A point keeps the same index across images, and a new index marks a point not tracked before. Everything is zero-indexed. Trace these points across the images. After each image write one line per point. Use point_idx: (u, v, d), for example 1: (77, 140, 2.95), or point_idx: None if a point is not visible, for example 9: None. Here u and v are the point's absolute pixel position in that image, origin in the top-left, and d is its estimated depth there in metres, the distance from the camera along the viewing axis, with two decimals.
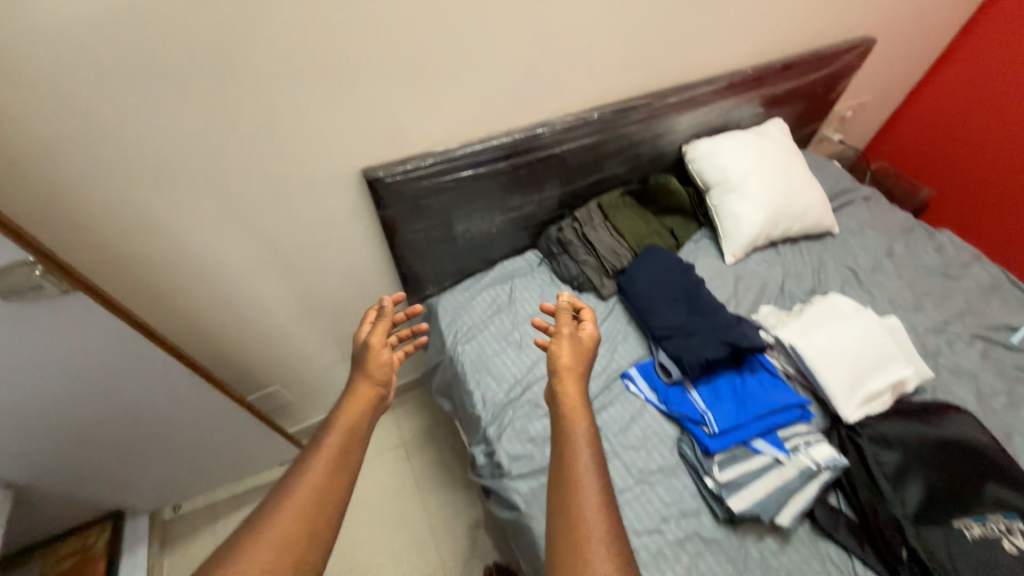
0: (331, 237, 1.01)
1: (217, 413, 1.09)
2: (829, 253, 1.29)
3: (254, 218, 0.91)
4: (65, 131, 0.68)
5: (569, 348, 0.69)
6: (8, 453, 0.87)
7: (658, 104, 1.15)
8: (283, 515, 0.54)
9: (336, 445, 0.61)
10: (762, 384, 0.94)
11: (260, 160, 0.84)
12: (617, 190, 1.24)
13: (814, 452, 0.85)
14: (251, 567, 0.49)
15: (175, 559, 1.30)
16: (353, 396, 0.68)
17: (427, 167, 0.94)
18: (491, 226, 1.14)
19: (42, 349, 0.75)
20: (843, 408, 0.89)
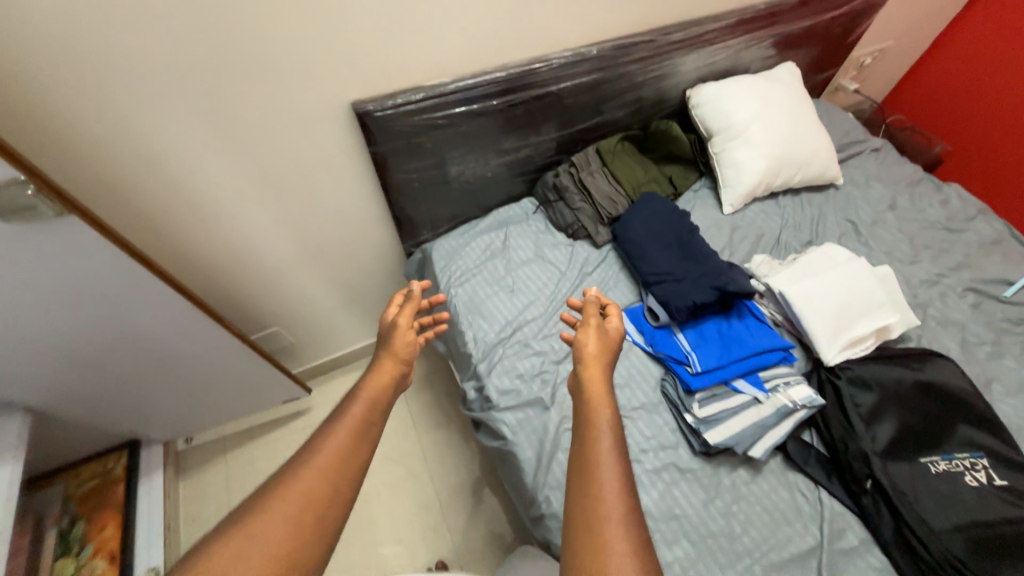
0: (324, 175, 1.01)
1: (220, 349, 1.13)
2: (830, 204, 1.27)
3: (246, 151, 0.91)
4: (49, 50, 0.67)
5: (596, 338, 0.70)
6: (24, 377, 0.92)
7: (661, 42, 1.11)
8: (308, 472, 0.56)
9: (359, 415, 0.64)
10: (748, 329, 0.96)
11: (247, 87, 0.82)
12: (617, 136, 1.21)
13: (792, 393, 0.87)
14: (276, 517, 0.51)
15: (189, 485, 1.39)
16: (378, 372, 0.71)
17: (417, 102, 0.92)
18: (486, 170, 1.13)
19: (45, 275, 0.77)
20: (824, 351, 0.91)
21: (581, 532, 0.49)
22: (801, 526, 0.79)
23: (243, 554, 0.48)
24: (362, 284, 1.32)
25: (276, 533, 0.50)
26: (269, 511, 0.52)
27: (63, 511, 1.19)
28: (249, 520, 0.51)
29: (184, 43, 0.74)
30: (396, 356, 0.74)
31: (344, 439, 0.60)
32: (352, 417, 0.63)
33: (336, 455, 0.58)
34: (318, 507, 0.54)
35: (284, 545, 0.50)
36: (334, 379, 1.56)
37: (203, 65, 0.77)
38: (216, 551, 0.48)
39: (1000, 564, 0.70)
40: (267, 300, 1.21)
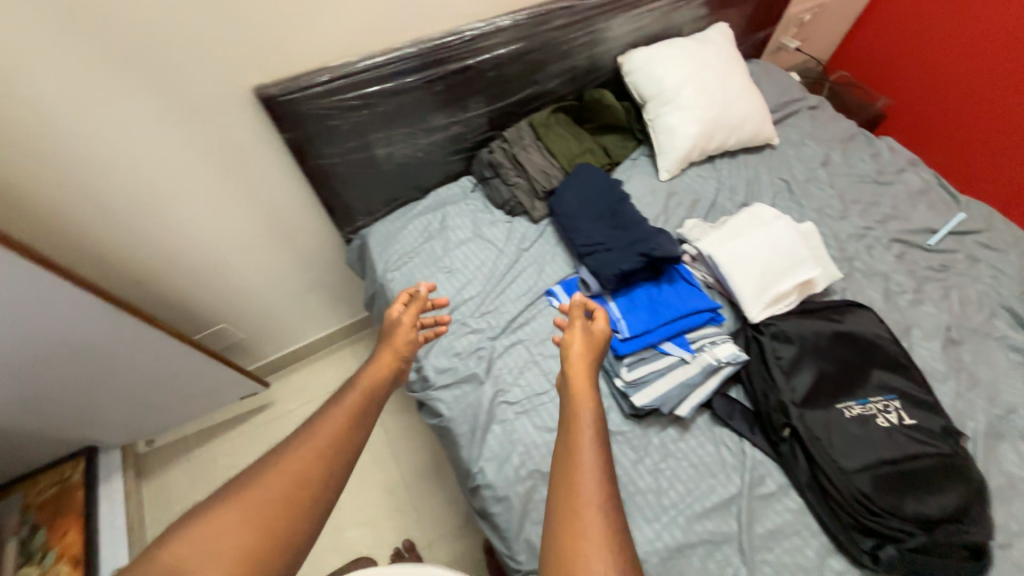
0: (244, 165, 0.98)
1: (159, 349, 1.11)
2: (765, 165, 1.28)
3: (151, 143, 0.87)
4: None
5: (580, 341, 0.72)
6: None
7: (582, 7, 1.10)
8: (305, 448, 0.59)
9: (358, 399, 0.68)
10: (677, 292, 0.98)
11: (141, 73, 0.79)
12: (550, 108, 1.20)
13: (718, 351, 0.90)
14: (272, 486, 0.54)
15: (153, 485, 1.40)
16: (380, 363, 0.75)
17: (326, 83, 0.90)
18: (416, 150, 1.11)
19: None
20: (749, 309, 0.94)
21: (561, 523, 0.51)
22: (724, 476, 0.83)
23: (233, 523, 0.51)
24: (308, 275, 1.31)
25: (266, 505, 0.53)
26: (263, 483, 0.55)
27: (22, 520, 1.20)
28: (244, 492, 0.54)
29: (64, 31, 0.71)
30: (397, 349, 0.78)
31: (341, 421, 0.63)
32: (352, 401, 0.67)
33: (331, 436, 0.61)
34: (307, 482, 0.56)
35: (269, 519, 0.52)
36: (295, 371, 1.56)
37: (90, 54, 0.74)
38: (210, 518, 0.51)
39: (902, 496, 0.74)
40: (207, 298, 1.18)
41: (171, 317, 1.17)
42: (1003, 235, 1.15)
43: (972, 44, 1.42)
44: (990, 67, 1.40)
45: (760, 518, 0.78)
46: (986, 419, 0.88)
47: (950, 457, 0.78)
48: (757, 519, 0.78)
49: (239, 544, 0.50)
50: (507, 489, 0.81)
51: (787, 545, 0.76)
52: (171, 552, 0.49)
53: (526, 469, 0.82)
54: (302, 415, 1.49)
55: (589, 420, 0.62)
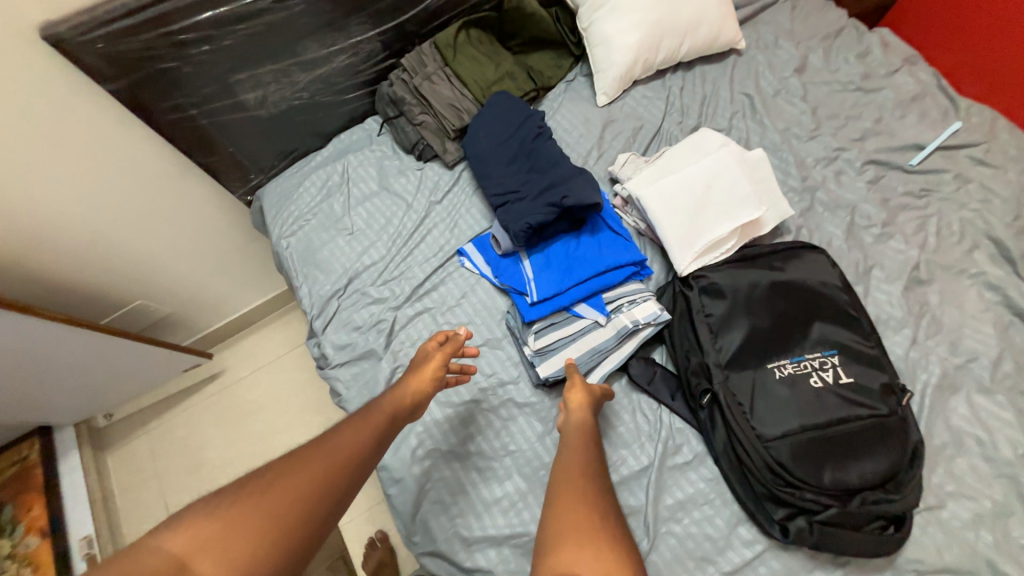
0: (60, 127, 0.82)
1: (50, 339, 1.02)
2: (727, 76, 1.07)
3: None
4: None
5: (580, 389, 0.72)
6: None
7: None
8: (321, 457, 0.53)
9: (377, 425, 0.60)
10: (598, 245, 0.85)
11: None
12: (459, 22, 0.99)
13: (637, 312, 0.80)
14: (287, 487, 0.49)
15: (116, 457, 1.42)
16: (400, 391, 0.66)
17: (134, 14, 0.73)
18: (297, 91, 0.94)
19: None
20: (676, 260, 0.83)
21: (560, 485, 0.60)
22: (638, 447, 0.76)
23: (234, 530, 0.45)
24: (217, 240, 1.20)
25: (276, 513, 0.47)
26: (276, 487, 0.49)
27: None
28: (251, 495, 0.48)
29: None
30: (418, 386, 0.67)
31: (361, 442, 0.57)
32: (368, 427, 0.59)
33: (350, 455, 0.55)
34: (320, 496, 0.50)
35: (268, 533, 0.46)
36: (242, 340, 1.51)
37: None
38: (215, 514, 0.46)
39: (822, 464, 0.67)
40: (98, 278, 1.07)
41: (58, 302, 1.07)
42: (1005, 148, 0.96)
43: None
44: None
45: (670, 489, 0.73)
46: (942, 371, 0.78)
47: (885, 417, 0.70)
48: (666, 490, 0.73)
49: (243, 553, 0.44)
50: (402, 471, 0.76)
51: (696, 515, 0.71)
52: (172, 544, 0.44)
53: (424, 449, 0.77)
54: (253, 382, 1.46)
55: (586, 448, 0.65)
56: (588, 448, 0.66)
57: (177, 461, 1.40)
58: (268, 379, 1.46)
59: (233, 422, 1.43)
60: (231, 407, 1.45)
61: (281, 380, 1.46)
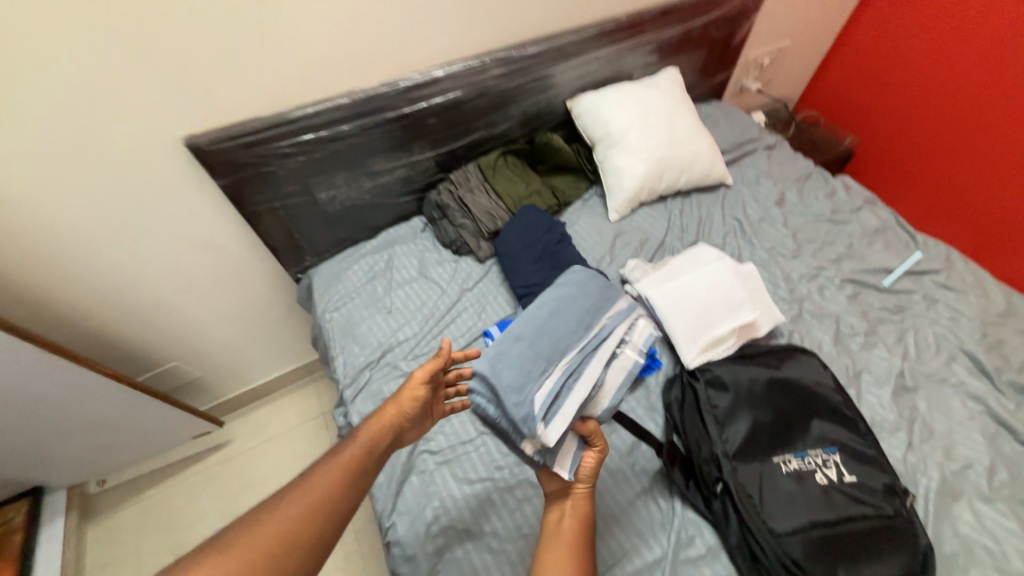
0: (160, 210, 0.97)
1: (84, 390, 1.07)
2: (719, 204, 1.28)
3: (57, 185, 0.84)
4: None
5: (594, 464, 0.74)
6: None
7: (518, 57, 1.11)
8: (292, 500, 0.55)
9: (352, 458, 0.62)
10: (558, 294, 0.86)
11: (44, 118, 0.77)
12: (498, 150, 1.23)
13: (625, 349, 0.84)
14: (262, 536, 0.51)
15: (100, 527, 1.36)
16: (381, 415, 0.69)
17: (255, 132, 0.92)
18: (361, 193, 1.13)
19: None
20: (629, 304, 0.89)
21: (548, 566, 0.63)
22: (650, 536, 0.77)
23: None
24: (259, 309, 1.30)
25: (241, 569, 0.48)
26: (247, 539, 0.50)
27: None
28: (217, 552, 0.49)
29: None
30: (400, 404, 0.70)
31: (334, 480, 0.58)
32: (344, 460, 0.61)
33: (322, 496, 0.56)
34: (290, 545, 0.51)
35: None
36: (255, 410, 1.54)
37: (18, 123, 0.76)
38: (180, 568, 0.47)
39: (837, 564, 0.68)
40: (146, 336, 1.17)
41: (93, 354, 1.13)
42: (962, 276, 1.11)
43: (940, 128, 1.48)
44: (969, 144, 1.42)
45: None
46: (940, 475, 0.81)
47: (891, 518, 0.73)
48: None
49: None
50: (416, 548, 0.76)
51: None
52: None
53: (439, 525, 0.78)
54: (258, 455, 1.46)
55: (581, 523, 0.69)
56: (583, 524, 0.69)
57: (162, 537, 1.33)
58: (275, 452, 1.46)
59: (230, 496, 1.39)
60: (230, 480, 1.42)
61: (288, 453, 1.45)
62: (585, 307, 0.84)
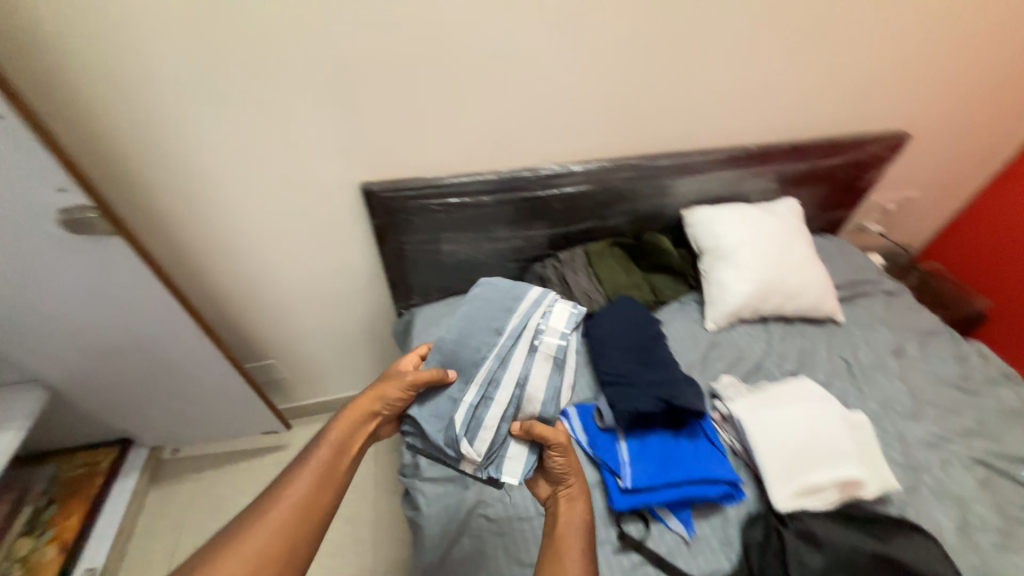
0: (318, 233, 1.14)
1: (205, 368, 1.20)
2: (826, 339, 1.22)
3: (258, 198, 1.04)
4: (142, 138, 0.89)
5: (568, 454, 0.79)
6: (59, 364, 1.07)
7: (647, 165, 1.21)
8: (267, 518, 0.66)
9: (322, 464, 0.72)
10: (467, 316, 0.92)
11: (271, 148, 0.97)
12: (607, 241, 1.30)
13: (546, 334, 0.88)
14: (243, 553, 0.62)
15: (160, 493, 1.46)
16: (352, 412, 0.79)
17: (414, 188, 1.08)
18: (477, 253, 1.25)
19: (86, 291, 0.93)
20: (539, 295, 0.93)
21: (550, 548, 0.71)
22: None
23: None
24: (357, 332, 1.42)
25: None
26: (228, 557, 0.61)
27: (44, 490, 1.28)
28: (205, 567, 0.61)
29: (241, 132, 0.93)
30: (370, 404, 0.80)
31: (303, 492, 0.69)
32: (314, 467, 0.72)
33: (291, 512, 0.67)
34: (263, 561, 0.62)
35: None
36: (318, 422, 1.62)
37: (252, 148, 0.96)
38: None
39: None
40: (262, 331, 1.32)
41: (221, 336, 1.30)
42: None
43: None
44: None
45: None
46: None
47: None
48: None
49: None
50: None
51: None
52: None
53: None
54: None
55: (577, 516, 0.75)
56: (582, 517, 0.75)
57: (207, 521, 1.40)
58: None
59: None
60: None
61: None
62: (498, 314, 0.91)
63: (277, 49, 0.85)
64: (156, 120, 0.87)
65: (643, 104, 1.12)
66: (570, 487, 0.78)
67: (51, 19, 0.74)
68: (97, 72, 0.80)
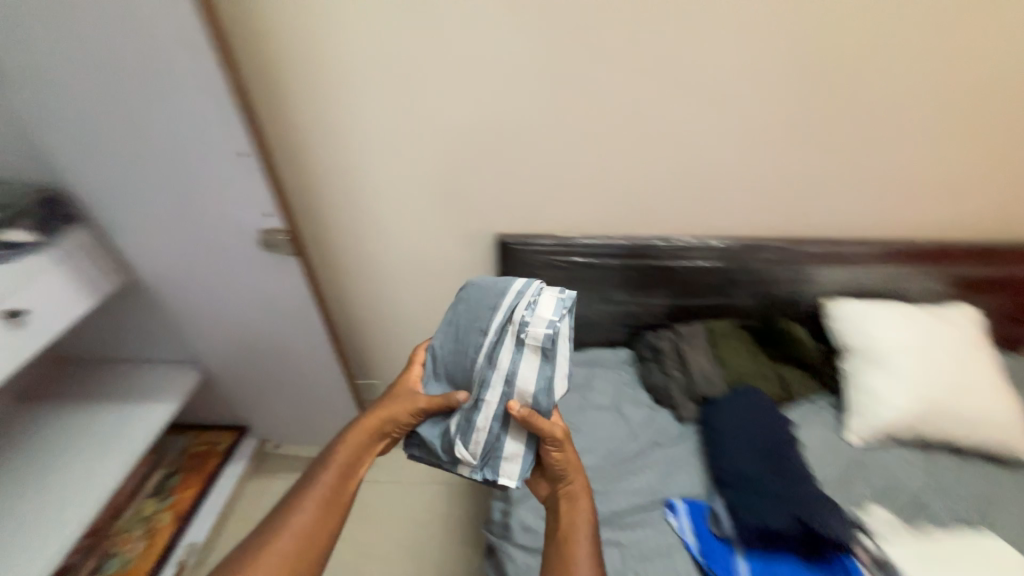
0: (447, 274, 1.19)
1: (325, 379, 1.30)
2: (1016, 487, 0.98)
3: (404, 238, 1.12)
4: (329, 178, 1.01)
5: (567, 450, 0.77)
6: (216, 354, 1.23)
7: (792, 250, 1.13)
8: (276, 544, 0.69)
9: (328, 491, 0.74)
10: (452, 315, 0.81)
11: (428, 197, 1.05)
12: (732, 321, 1.21)
13: (531, 327, 0.72)
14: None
15: (257, 483, 1.58)
16: (357, 435, 0.78)
17: (546, 244, 1.11)
18: (591, 312, 1.22)
19: (257, 296, 1.08)
20: (525, 282, 0.76)
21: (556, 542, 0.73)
22: None
23: None
24: None
25: None
26: None
27: (173, 459, 1.46)
28: None
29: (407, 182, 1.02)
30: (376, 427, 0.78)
31: (310, 521, 0.71)
32: (321, 494, 0.74)
33: (298, 541, 0.70)
34: None
35: None
36: None
37: (411, 195, 1.04)
38: None
39: None
40: (376, 353, 1.40)
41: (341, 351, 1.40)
42: None
43: None
44: None
45: None
46: None
47: None
48: None
49: None
50: None
51: None
52: None
53: None
54: None
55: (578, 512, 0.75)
56: (584, 514, 0.75)
57: None
58: None
59: None
60: None
61: None
62: (481, 309, 0.78)
63: (456, 115, 0.94)
64: (343, 166, 1.00)
65: (792, 188, 1.07)
66: (573, 483, 0.78)
67: (289, 80, 0.88)
68: (310, 126, 0.94)
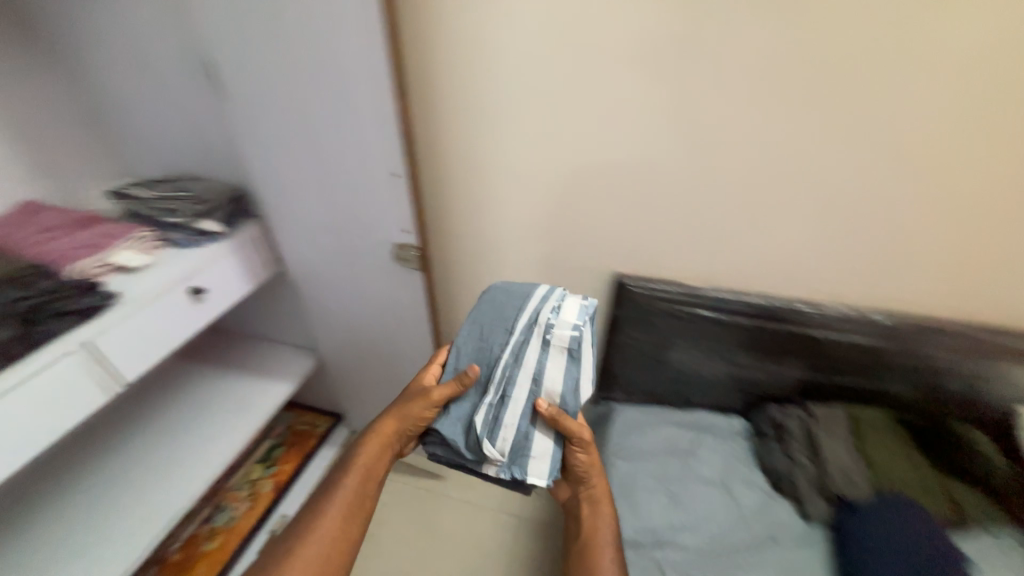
0: None
1: None
2: None
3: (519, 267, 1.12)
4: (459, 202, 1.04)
5: (589, 452, 0.76)
6: (334, 346, 1.34)
7: (982, 342, 0.93)
8: (300, 553, 0.68)
9: (349, 496, 0.73)
10: (474, 313, 0.79)
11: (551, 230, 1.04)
12: (883, 411, 1.01)
13: (558, 328, 0.72)
14: None
15: None
16: (375, 440, 0.76)
17: (668, 292, 1.04)
18: (706, 371, 1.10)
19: (378, 301, 1.16)
20: (549, 288, 0.78)
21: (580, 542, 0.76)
22: None
23: None
24: None
25: None
26: None
27: (281, 431, 1.62)
28: None
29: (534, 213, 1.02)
30: (392, 430, 0.76)
31: (334, 527, 0.71)
32: (343, 501, 0.73)
33: (323, 549, 0.69)
34: None
35: None
36: None
37: (534, 226, 1.04)
38: None
39: None
40: None
41: None
42: None
43: None
44: None
45: None
46: None
47: None
48: None
49: None
50: None
51: None
52: None
53: None
54: None
55: (602, 517, 0.77)
56: (606, 517, 0.77)
57: None
58: None
59: None
60: None
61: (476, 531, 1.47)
62: (506, 310, 0.76)
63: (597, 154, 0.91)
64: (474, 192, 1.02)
65: (992, 267, 0.88)
66: (595, 486, 0.79)
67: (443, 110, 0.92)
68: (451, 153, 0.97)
